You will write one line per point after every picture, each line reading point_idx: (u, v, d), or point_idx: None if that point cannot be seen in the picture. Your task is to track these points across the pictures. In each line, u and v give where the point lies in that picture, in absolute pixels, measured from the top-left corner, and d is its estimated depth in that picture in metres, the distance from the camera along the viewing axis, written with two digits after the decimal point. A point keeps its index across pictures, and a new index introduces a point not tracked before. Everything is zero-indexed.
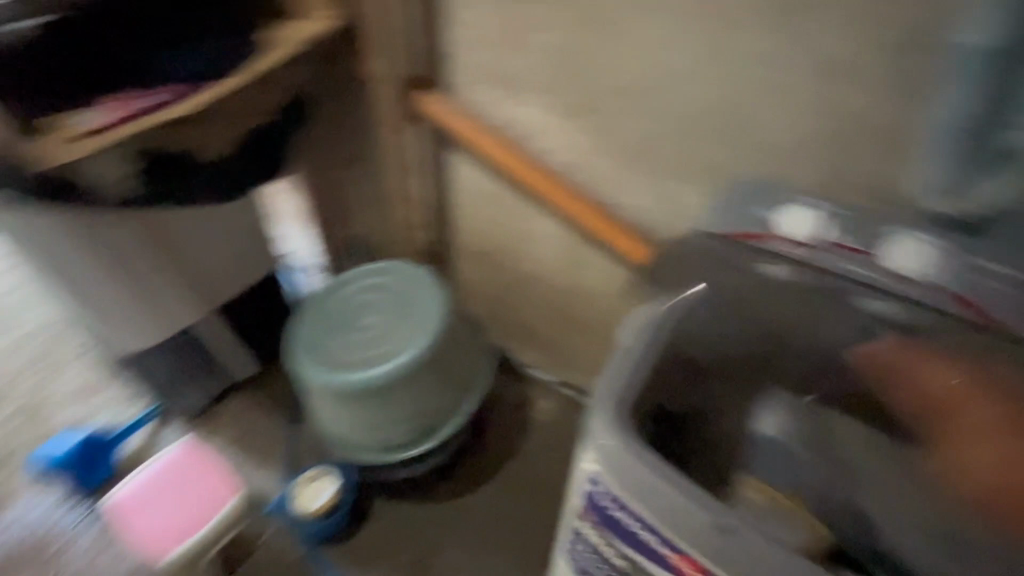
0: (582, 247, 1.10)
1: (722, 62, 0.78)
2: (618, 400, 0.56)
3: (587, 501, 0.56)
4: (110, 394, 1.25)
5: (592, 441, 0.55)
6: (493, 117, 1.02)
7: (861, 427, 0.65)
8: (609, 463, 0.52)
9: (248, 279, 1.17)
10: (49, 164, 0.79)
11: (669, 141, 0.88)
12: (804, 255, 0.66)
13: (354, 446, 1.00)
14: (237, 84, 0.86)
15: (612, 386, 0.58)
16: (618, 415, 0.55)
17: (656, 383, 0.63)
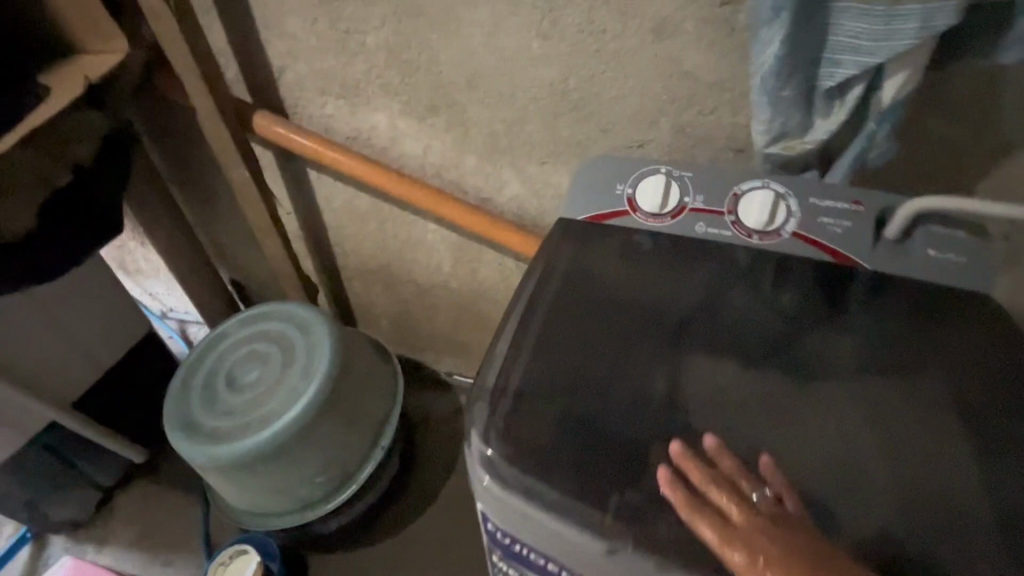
0: (469, 248, 1.06)
1: (559, 40, 0.75)
2: (495, 420, 0.53)
3: (490, 537, 0.55)
4: None
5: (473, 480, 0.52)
6: (342, 132, 0.94)
7: (801, 392, 0.52)
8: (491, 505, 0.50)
9: (104, 358, 1.04)
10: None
11: (527, 127, 0.85)
12: (669, 226, 0.61)
13: (267, 514, 0.91)
14: (0, 148, 0.71)
15: (483, 414, 0.54)
16: (495, 446, 0.51)
17: (535, 394, 0.53)
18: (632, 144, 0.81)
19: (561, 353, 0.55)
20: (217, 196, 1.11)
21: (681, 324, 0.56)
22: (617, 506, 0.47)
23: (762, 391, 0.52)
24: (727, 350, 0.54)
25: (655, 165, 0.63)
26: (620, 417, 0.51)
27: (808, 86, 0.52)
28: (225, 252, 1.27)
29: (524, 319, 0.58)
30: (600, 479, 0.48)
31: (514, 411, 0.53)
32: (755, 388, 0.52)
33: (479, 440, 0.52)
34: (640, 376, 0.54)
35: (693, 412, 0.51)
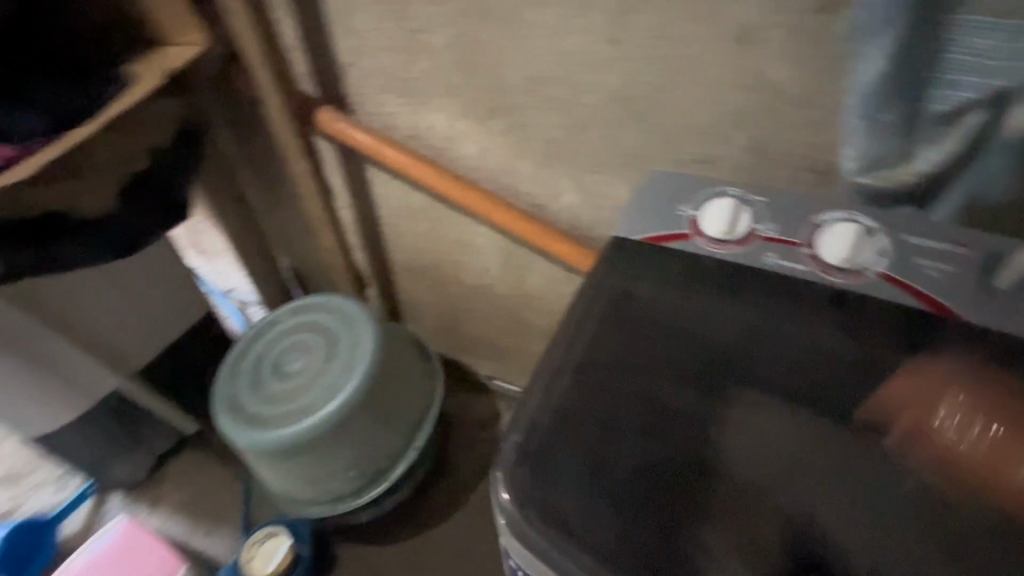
0: (519, 254, 1.03)
1: (629, 45, 0.71)
2: (527, 448, 0.47)
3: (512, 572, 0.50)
4: (42, 476, 1.18)
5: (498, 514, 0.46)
6: (401, 130, 0.94)
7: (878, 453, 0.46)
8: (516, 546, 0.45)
9: (167, 333, 1.10)
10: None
11: (589, 135, 0.81)
12: (735, 255, 0.56)
13: (300, 501, 0.93)
14: (86, 133, 0.74)
15: (514, 439, 0.48)
16: (525, 479, 0.46)
17: (569, 420, 0.49)
18: (700, 158, 0.76)
19: (606, 380, 0.51)
20: (280, 186, 1.15)
21: (737, 361, 0.51)
22: (651, 557, 0.42)
23: (829, 444, 0.46)
24: (788, 394, 0.49)
25: (723, 187, 0.58)
26: (663, 455, 0.47)
27: (909, 115, 0.46)
28: (285, 240, 1.31)
29: (570, 336, 0.53)
30: (634, 524, 0.44)
31: (545, 436, 0.48)
32: (820, 440, 0.46)
33: (508, 468, 0.47)
34: (690, 416, 0.49)
35: (745, 459, 0.46)
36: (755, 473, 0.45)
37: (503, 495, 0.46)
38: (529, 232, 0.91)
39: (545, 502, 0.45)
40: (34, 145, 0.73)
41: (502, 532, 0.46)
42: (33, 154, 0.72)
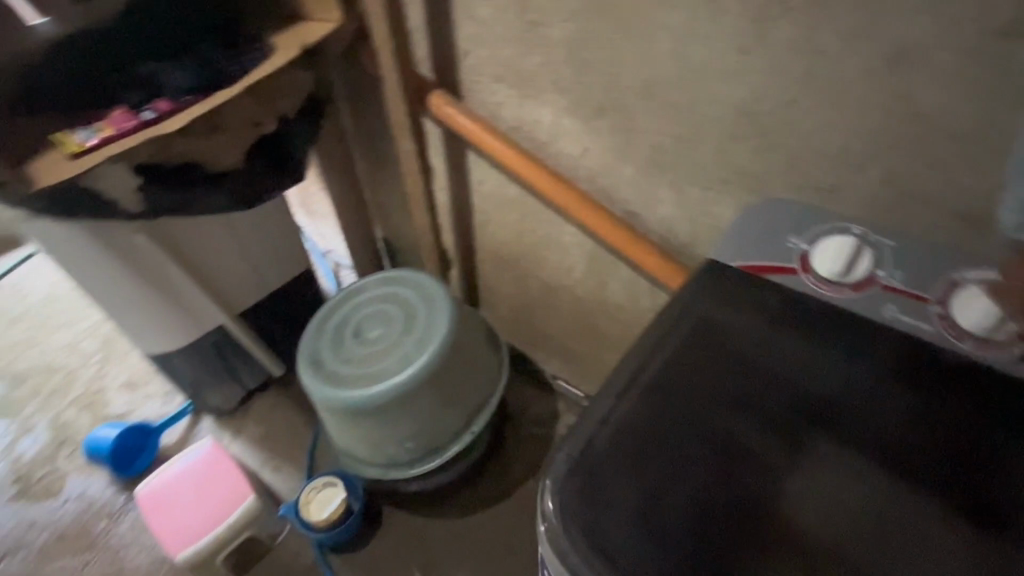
0: (605, 260, 1.01)
1: (760, 55, 0.65)
2: (582, 460, 0.46)
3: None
4: (155, 388, 1.35)
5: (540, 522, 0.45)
6: (506, 120, 0.95)
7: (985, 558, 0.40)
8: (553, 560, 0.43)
9: (271, 283, 1.20)
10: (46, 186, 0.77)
11: (700, 146, 0.77)
12: (848, 299, 0.52)
13: (358, 459, 0.99)
14: (225, 98, 0.81)
15: (571, 448, 0.46)
16: (575, 493, 0.44)
17: (630, 441, 0.46)
18: (821, 186, 0.69)
19: (679, 406, 0.48)
20: (386, 162, 1.21)
21: (829, 413, 0.47)
22: None
23: (925, 526, 0.41)
24: (881, 461, 0.44)
25: (845, 224, 0.54)
26: (728, 498, 0.43)
27: None
28: (383, 213, 1.39)
29: (645, 355, 0.51)
30: (685, 564, 0.41)
31: (602, 453, 0.46)
32: (912, 519, 0.42)
33: (557, 476, 0.45)
34: (767, 464, 0.44)
35: (822, 521, 0.42)
36: (832, 539, 0.41)
37: (548, 503, 0.44)
38: (618, 238, 0.88)
39: (592, 521, 0.43)
40: (188, 99, 0.82)
41: (540, 541, 0.44)
42: (187, 107, 0.81)
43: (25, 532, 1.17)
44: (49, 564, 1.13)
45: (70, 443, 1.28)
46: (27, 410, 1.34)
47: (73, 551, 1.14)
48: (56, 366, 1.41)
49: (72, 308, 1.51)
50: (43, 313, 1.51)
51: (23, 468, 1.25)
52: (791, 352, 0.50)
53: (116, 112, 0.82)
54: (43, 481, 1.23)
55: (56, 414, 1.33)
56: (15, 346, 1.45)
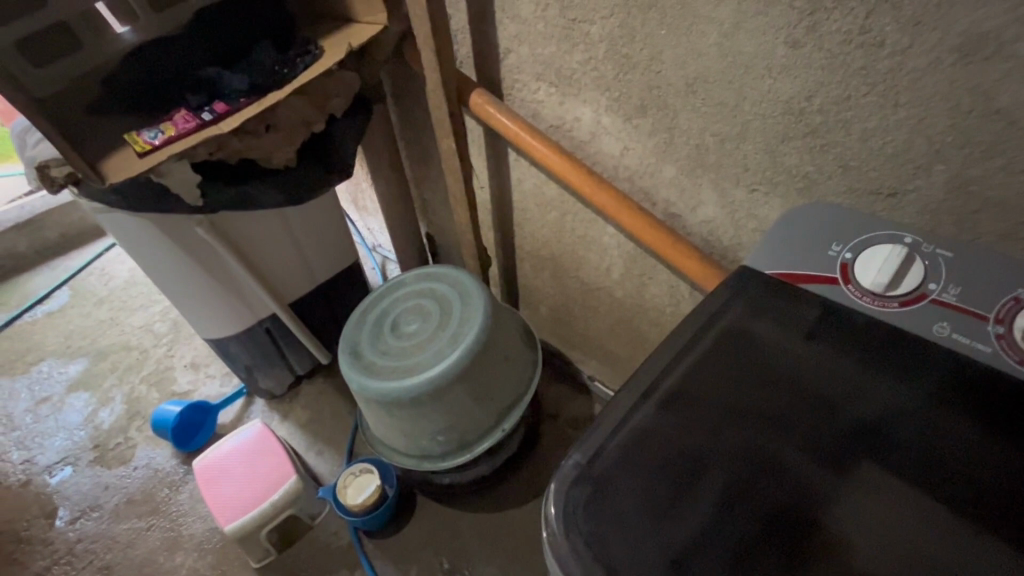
0: (644, 261, 0.98)
1: (813, 49, 0.61)
2: (591, 467, 0.45)
3: None
4: (215, 370, 1.46)
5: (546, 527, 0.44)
6: (546, 118, 0.94)
7: None
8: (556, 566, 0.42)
9: (319, 275, 1.26)
10: (112, 183, 0.80)
11: (745, 146, 0.73)
12: (893, 314, 0.48)
13: (392, 449, 1.01)
14: (276, 99, 0.86)
15: (582, 454, 0.46)
16: (582, 499, 0.43)
17: (642, 451, 0.45)
18: (879, 189, 0.64)
19: (700, 418, 0.46)
20: (431, 160, 1.24)
21: (862, 433, 0.43)
22: None
23: (968, 559, 0.37)
24: (921, 487, 0.41)
25: (896, 233, 0.50)
26: (747, 513, 0.41)
27: None
28: (428, 210, 1.42)
29: (666, 364, 0.49)
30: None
31: (610, 461, 0.45)
32: (955, 550, 0.38)
33: (565, 480, 0.45)
34: (791, 484, 0.42)
35: (850, 545, 0.39)
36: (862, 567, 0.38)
37: (550, 509, 0.44)
38: (658, 239, 0.85)
39: (597, 529, 0.42)
40: (241, 101, 0.87)
41: (542, 546, 0.43)
42: (242, 109, 0.86)
43: (100, 494, 1.29)
44: (118, 525, 1.24)
45: (141, 416, 1.40)
46: (107, 384, 1.48)
47: (139, 514, 1.25)
48: (132, 345, 1.54)
49: (148, 292, 1.65)
50: (123, 297, 1.65)
51: (101, 436, 1.38)
52: (826, 368, 0.47)
53: (177, 114, 0.87)
54: (117, 448, 1.35)
55: (130, 389, 1.46)
56: (99, 324, 1.60)
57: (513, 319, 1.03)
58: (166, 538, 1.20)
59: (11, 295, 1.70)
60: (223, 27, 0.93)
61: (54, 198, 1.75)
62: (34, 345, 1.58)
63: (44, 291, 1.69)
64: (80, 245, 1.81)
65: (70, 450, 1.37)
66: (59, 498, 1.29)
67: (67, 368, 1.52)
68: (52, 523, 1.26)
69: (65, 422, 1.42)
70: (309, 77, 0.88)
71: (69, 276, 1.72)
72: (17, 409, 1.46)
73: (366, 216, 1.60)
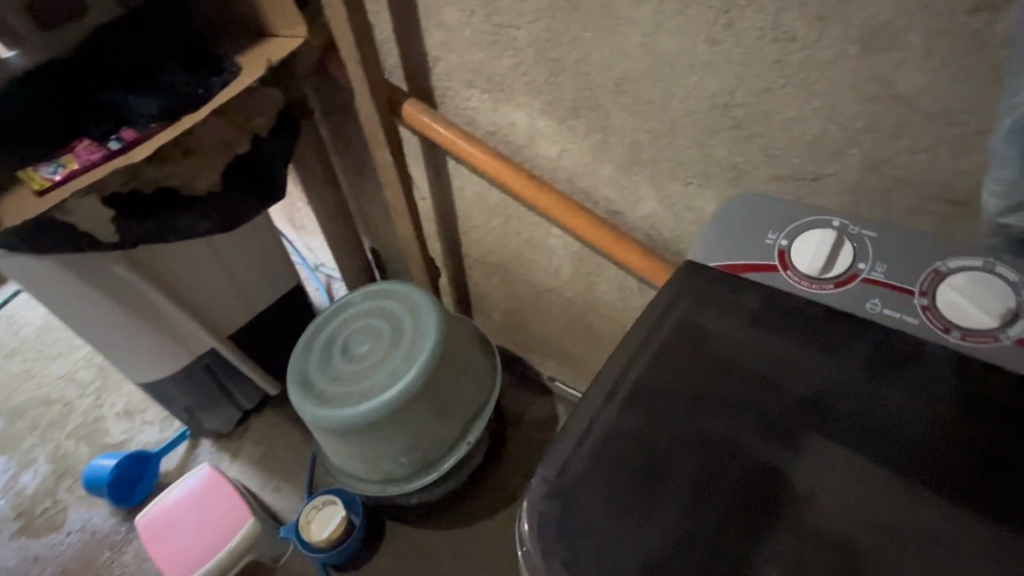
0: (592, 260, 0.99)
1: (731, 45, 0.63)
2: (560, 478, 0.45)
3: None
4: (152, 414, 1.35)
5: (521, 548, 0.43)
6: (482, 125, 0.93)
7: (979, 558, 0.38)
8: None
9: (259, 303, 1.19)
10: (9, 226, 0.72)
11: (677, 142, 0.75)
12: (829, 296, 0.50)
13: (354, 476, 0.98)
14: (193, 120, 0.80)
15: (550, 468, 0.45)
16: (555, 513, 0.43)
17: (610, 454, 0.45)
18: (802, 174, 0.68)
19: (661, 414, 0.46)
20: (368, 172, 1.19)
21: (814, 410, 0.45)
22: None
23: (914, 515, 0.40)
24: (870, 453, 0.43)
25: (825, 216, 0.52)
26: (716, 502, 0.42)
27: None
28: (369, 225, 1.37)
29: (624, 365, 0.49)
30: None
31: (580, 469, 0.45)
32: (903, 508, 0.40)
33: (536, 494, 0.44)
34: (753, 470, 0.43)
35: (814, 516, 0.41)
36: (826, 539, 0.40)
37: (526, 526, 0.43)
38: (602, 237, 0.86)
39: (572, 541, 0.42)
40: (154, 126, 0.80)
41: (520, 567, 0.43)
42: (154, 134, 0.79)
43: (30, 567, 1.17)
44: None
45: (70, 475, 1.28)
46: (27, 444, 1.34)
47: None
48: (53, 398, 1.40)
49: (66, 337, 1.51)
50: (37, 346, 1.50)
51: (24, 503, 1.25)
52: (775, 351, 0.48)
53: (80, 143, 0.80)
54: (45, 514, 1.23)
55: (54, 447, 1.33)
56: (12, 378, 1.45)
57: (468, 328, 1.01)
58: None
59: None
60: (124, 47, 0.87)
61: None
62: None
63: None
64: None
65: None
66: None
67: None
68: None
69: None
70: (228, 97, 0.82)
71: None
72: None
73: (306, 235, 1.53)
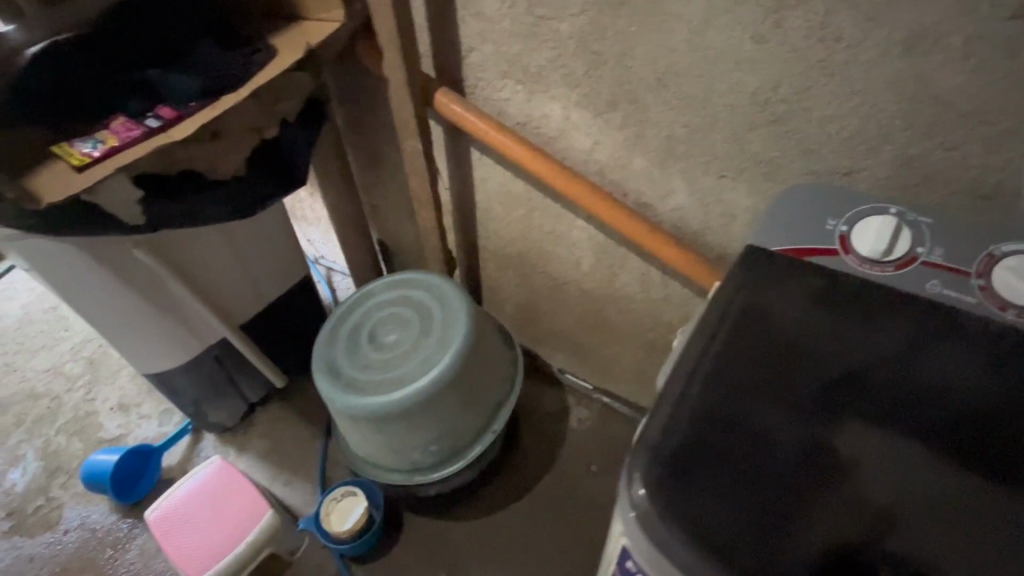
0: (616, 251, 1.01)
1: (777, 44, 0.67)
2: (657, 449, 0.46)
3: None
4: (150, 408, 1.30)
5: (624, 517, 0.45)
6: (514, 116, 0.94)
7: None
8: (643, 547, 0.43)
9: (271, 293, 1.17)
10: (48, 204, 0.74)
11: (713, 136, 0.78)
12: (889, 277, 0.54)
13: (379, 466, 0.97)
14: (231, 101, 0.80)
15: (645, 440, 0.47)
16: (658, 481, 0.44)
17: (699, 427, 0.47)
18: (836, 169, 0.71)
19: (743, 389, 0.49)
20: (385, 162, 1.18)
21: (879, 386, 0.48)
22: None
23: (978, 486, 0.43)
24: (937, 427, 0.46)
25: (884, 205, 0.56)
26: (787, 472, 0.44)
27: None
28: (379, 215, 1.36)
29: (701, 344, 0.51)
30: (772, 543, 0.41)
31: (668, 439, 0.46)
32: (948, 481, 0.43)
33: (637, 464, 0.46)
34: (833, 442, 0.45)
35: (863, 485, 0.43)
36: (883, 505, 0.43)
37: (640, 490, 0.44)
38: (634, 229, 0.88)
39: (677, 507, 0.43)
40: (192, 106, 0.80)
41: (626, 533, 0.44)
42: (205, 110, 0.80)
43: (24, 567, 1.11)
44: None
45: (64, 472, 1.22)
46: (13, 440, 1.27)
47: None
48: (40, 393, 1.34)
49: (53, 327, 1.44)
50: (21, 338, 1.43)
51: (15, 500, 1.19)
52: (839, 332, 0.51)
53: (115, 121, 0.81)
54: (39, 511, 1.17)
55: (44, 442, 1.26)
56: None
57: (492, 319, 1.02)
58: None
59: None
60: (152, 25, 0.84)
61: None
62: None
63: None
64: None
65: None
66: None
67: None
68: None
69: None
70: (274, 77, 0.84)
71: None
72: None
73: (304, 224, 1.52)
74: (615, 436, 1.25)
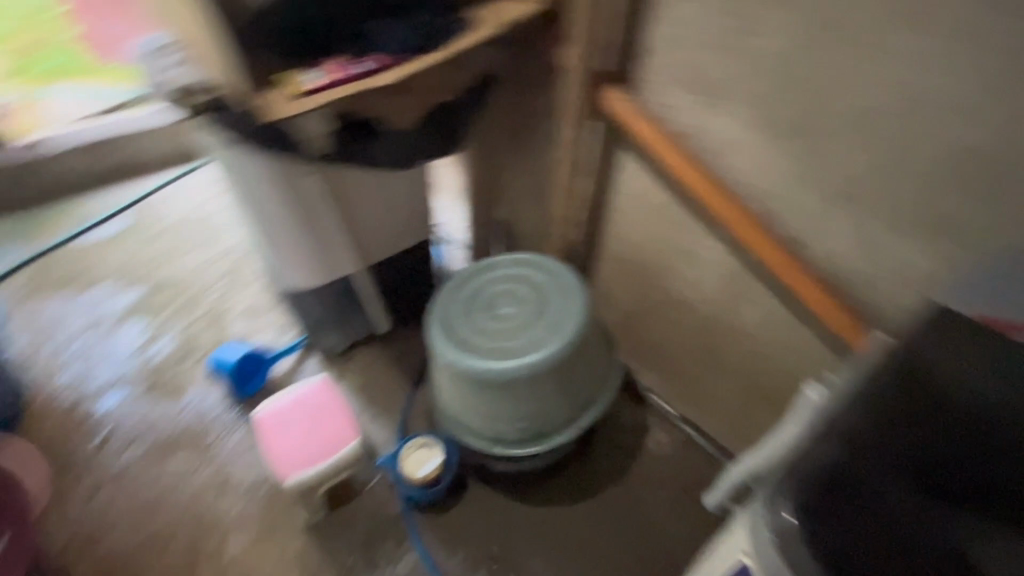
0: (748, 283, 0.97)
1: (1012, 100, 0.61)
2: (796, 500, 0.54)
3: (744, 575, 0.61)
4: (273, 319, 1.45)
5: (755, 539, 0.58)
6: (680, 125, 0.93)
7: None
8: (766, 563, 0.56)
9: (402, 244, 1.26)
10: (276, 118, 0.81)
11: (900, 185, 0.73)
12: None
13: (463, 427, 1.01)
14: (439, 55, 0.86)
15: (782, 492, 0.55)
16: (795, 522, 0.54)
17: (840, 493, 0.52)
18: None
19: (904, 464, 0.49)
20: (528, 145, 1.19)
21: None
22: None
23: None
24: None
25: None
26: (919, 557, 0.48)
27: None
28: None
29: (862, 411, 0.52)
30: None
31: (808, 494, 0.53)
32: None
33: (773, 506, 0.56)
34: (984, 547, 0.46)
35: None
36: None
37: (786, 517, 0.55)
38: (778, 265, 0.85)
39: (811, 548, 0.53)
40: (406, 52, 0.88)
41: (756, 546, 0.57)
42: (397, 62, 0.87)
43: (151, 424, 1.29)
44: (166, 461, 1.24)
45: (191, 355, 1.40)
46: (163, 316, 1.47)
47: (187, 452, 1.24)
48: (190, 283, 1.52)
49: (211, 229, 1.63)
50: (186, 233, 1.62)
51: (154, 367, 1.38)
52: None
53: (336, 59, 0.88)
54: (172, 380, 1.35)
55: (187, 325, 1.45)
56: (160, 255, 1.58)
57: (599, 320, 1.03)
58: (215, 480, 1.20)
59: (72, 212, 1.67)
60: None
61: (152, 114, 1.70)
62: (93, 267, 1.56)
63: (106, 213, 1.65)
64: (145, 172, 1.76)
65: (123, 376, 1.37)
66: (108, 421, 1.30)
67: (123, 295, 1.51)
68: (99, 445, 1.26)
69: (118, 348, 1.42)
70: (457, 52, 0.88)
71: (134, 200, 1.68)
72: (75, 327, 1.45)
73: (455, 202, 1.63)
74: (692, 470, 1.21)
